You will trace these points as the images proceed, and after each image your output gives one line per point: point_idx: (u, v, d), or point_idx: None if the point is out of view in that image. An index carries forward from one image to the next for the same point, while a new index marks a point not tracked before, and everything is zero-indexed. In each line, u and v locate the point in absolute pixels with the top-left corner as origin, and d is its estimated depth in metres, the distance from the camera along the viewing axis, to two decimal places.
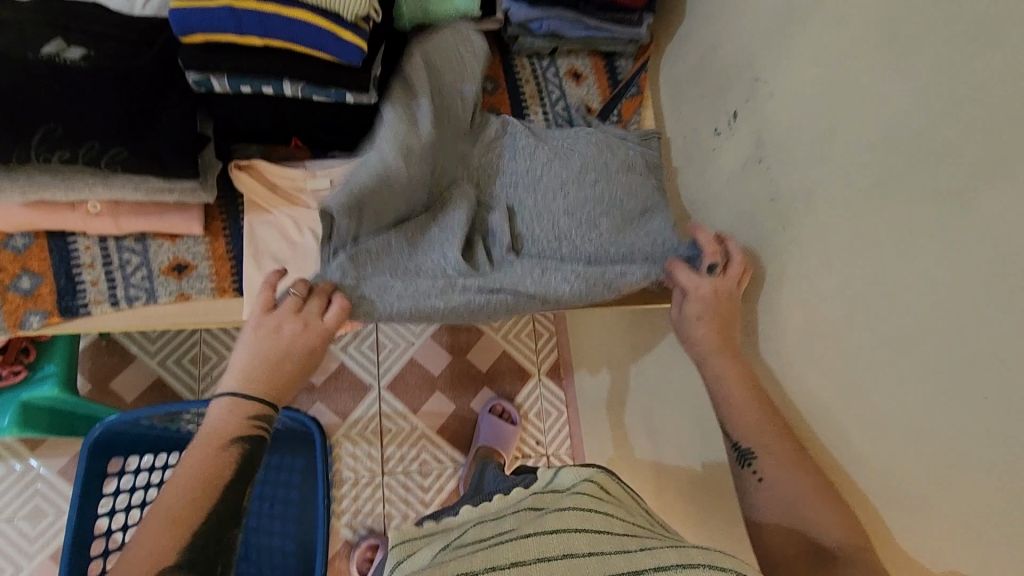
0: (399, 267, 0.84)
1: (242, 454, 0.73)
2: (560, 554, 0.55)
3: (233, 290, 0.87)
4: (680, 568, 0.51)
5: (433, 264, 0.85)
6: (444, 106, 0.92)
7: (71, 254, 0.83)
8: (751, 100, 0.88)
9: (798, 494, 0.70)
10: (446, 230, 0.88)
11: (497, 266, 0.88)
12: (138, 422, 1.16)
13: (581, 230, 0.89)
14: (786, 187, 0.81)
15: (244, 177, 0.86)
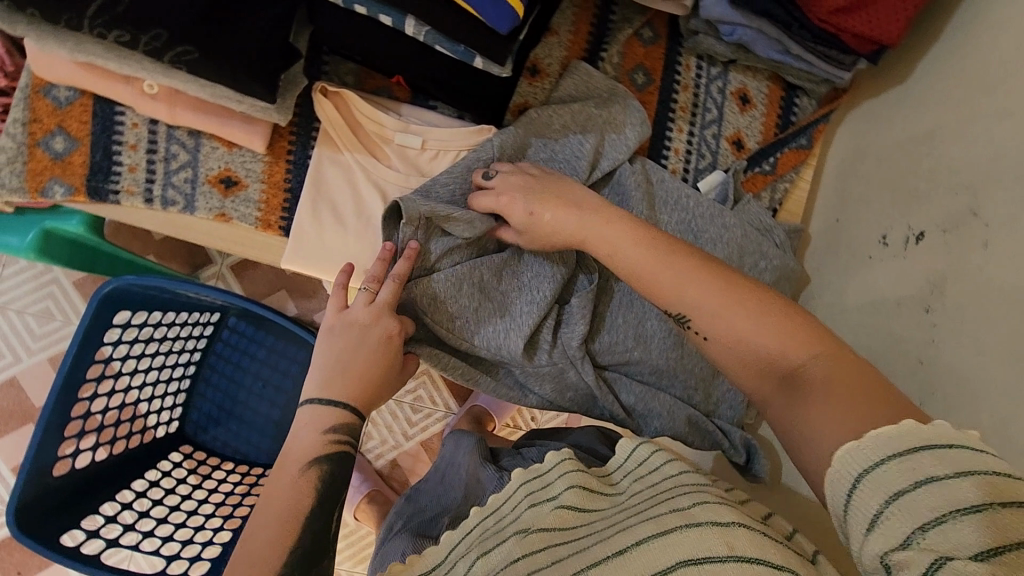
0: (456, 322, 0.75)
1: (328, 475, 0.67)
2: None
3: (279, 229, 0.76)
4: (654, 539, 0.49)
5: (492, 339, 0.77)
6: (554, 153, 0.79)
7: (116, 128, 0.72)
8: (951, 232, 0.68)
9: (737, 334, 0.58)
10: (523, 297, 0.77)
11: (558, 356, 0.79)
12: (145, 283, 1.05)
13: (662, 339, 0.82)
14: (945, 362, 0.64)
15: (327, 104, 0.73)
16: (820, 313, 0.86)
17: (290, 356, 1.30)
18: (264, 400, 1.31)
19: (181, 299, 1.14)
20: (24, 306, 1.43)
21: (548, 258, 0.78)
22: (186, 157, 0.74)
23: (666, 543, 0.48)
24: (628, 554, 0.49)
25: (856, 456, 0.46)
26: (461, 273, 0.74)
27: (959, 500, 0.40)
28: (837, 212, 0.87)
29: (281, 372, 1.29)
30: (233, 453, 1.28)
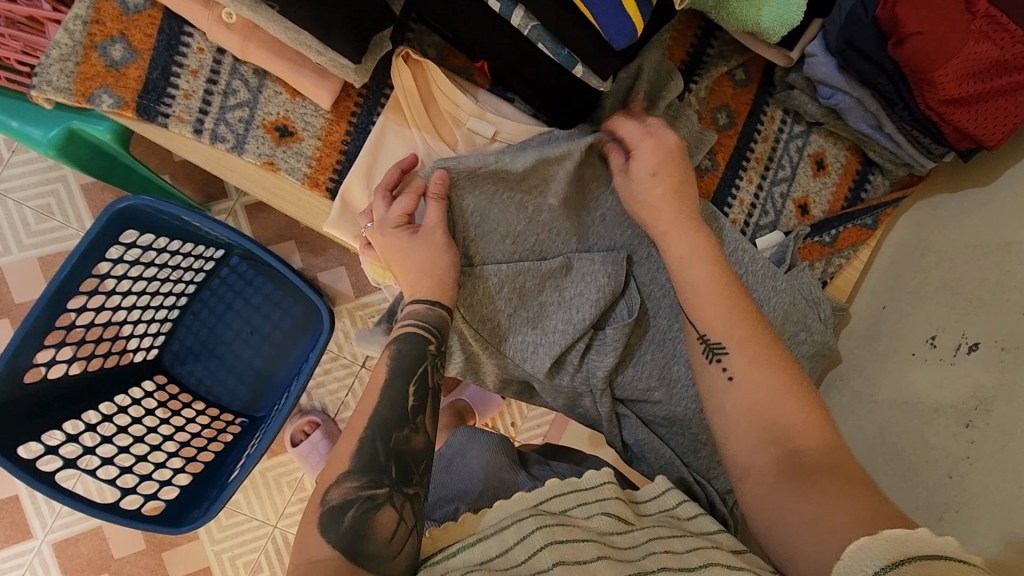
0: (487, 321, 0.72)
1: (401, 350, 0.64)
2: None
3: (324, 190, 0.72)
4: (707, 569, 0.49)
5: (521, 350, 0.73)
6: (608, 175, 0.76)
7: (179, 49, 0.67)
8: (1010, 351, 0.66)
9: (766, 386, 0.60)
10: (561, 312, 0.73)
11: (579, 382, 0.76)
12: (168, 207, 1.00)
13: (685, 387, 0.78)
14: (976, 483, 0.63)
15: (405, 72, 0.69)
16: (847, 396, 0.84)
17: (290, 309, 1.26)
18: (249, 346, 1.27)
19: (193, 230, 1.09)
20: (26, 198, 1.36)
21: (593, 275, 0.74)
22: (245, 95, 0.69)
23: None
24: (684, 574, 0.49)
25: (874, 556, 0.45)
26: (506, 275, 0.71)
27: None
28: (886, 299, 0.85)
29: (277, 324, 1.26)
30: (207, 394, 1.23)
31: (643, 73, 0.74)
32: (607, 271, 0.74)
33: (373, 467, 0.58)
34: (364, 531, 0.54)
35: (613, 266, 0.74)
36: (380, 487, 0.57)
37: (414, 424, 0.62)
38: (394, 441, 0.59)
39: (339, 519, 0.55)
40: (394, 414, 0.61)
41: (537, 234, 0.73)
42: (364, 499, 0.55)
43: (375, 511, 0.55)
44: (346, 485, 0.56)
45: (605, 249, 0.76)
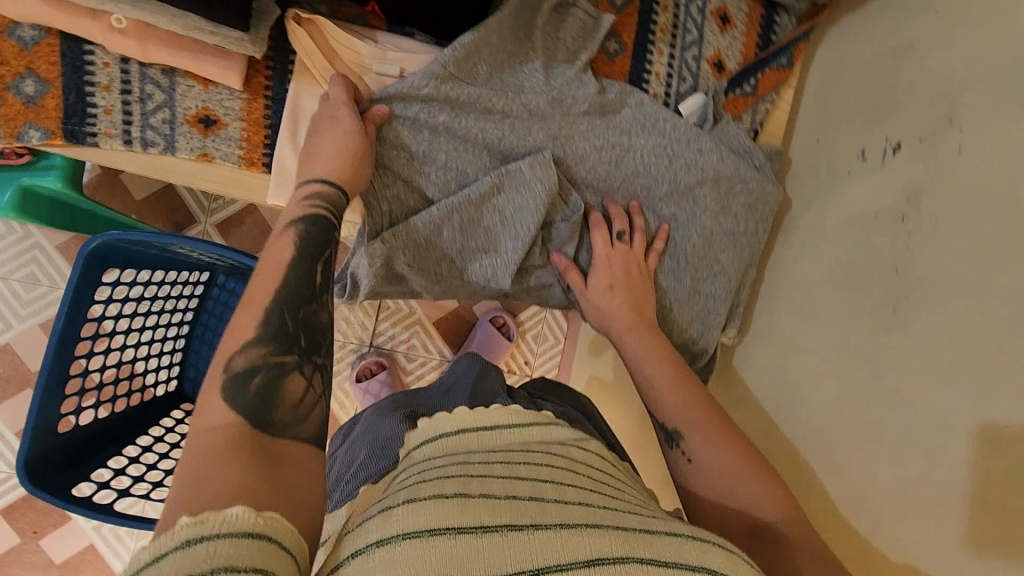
0: (440, 255, 0.78)
1: (307, 230, 0.65)
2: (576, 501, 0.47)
3: (263, 166, 0.75)
4: (691, 539, 0.44)
5: (482, 272, 0.80)
6: (508, 83, 0.78)
7: (86, 68, 0.70)
8: (928, 141, 0.69)
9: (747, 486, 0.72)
10: (507, 230, 0.79)
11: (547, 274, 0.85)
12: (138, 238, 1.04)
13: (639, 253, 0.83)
14: (918, 266, 0.67)
15: (302, 32, 0.71)
16: (803, 231, 0.88)
17: None
18: None
19: (169, 255, 1.13)
20: (9, 272, 1.42)
21: (523, 186, 0.78)
22: (162, 99, 0.72)
23: (698, 549, 0.43)
24: (651, 537, 0.43)
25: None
26: (440, 215, 0.76)
27: None
28: (818, 131, 0.88)
29: None
30: None
31: None
32: (538, 178, 0.78)
33: (280, 336, 0.57)
34: (270, 398, 0.53)
35: (541, 171, 0.78)
36: (288, 356, 0.56)
37: (321, 301, 0.62)
38: (302, 314, 0.59)
39: (244, 386, 0.53)
40: (305, 289, 0.61)
41: (460, 157, 0.78)
42: (270, 364, 0.55)
43: (283, 377, 0.55)
44: (250, 354, 0.54)
45: (528, 155, 0.79)
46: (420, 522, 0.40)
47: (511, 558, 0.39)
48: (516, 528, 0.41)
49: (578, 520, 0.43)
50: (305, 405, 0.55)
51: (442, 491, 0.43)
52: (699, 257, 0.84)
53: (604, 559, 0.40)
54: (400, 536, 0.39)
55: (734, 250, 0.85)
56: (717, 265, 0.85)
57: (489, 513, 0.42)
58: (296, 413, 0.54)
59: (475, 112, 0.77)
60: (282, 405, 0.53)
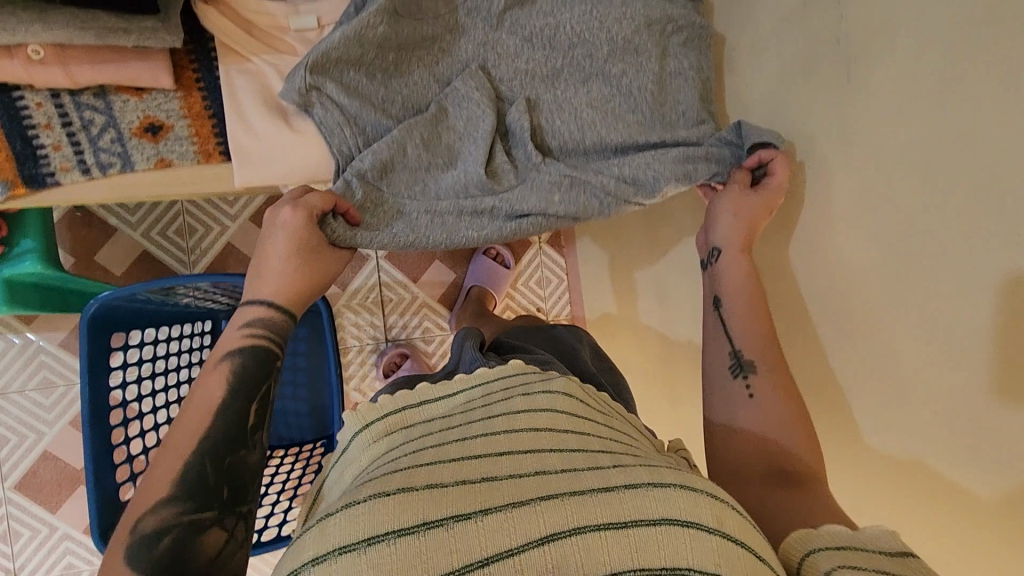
0: (413, 175, 0.79)
1: (243, 367, 0.68)
2: (531, 470, 0.51)
3: (220, 155, 0.77)
4: (651, 488, 0.49)
5: (455, 182, 0.80)
6: (425, 8, 0.78)
7: (21, 114, 0.71)
8: None
9: (775, 401, 0.74)
10: (467, 141, 0.81)
11: (522, 172, 0.82)
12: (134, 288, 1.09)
13: (603, 117, 0.84)
14: None
15: (212, 11, 0.73)
16: (743, 60, 0.90)
17: (296, 332, 1.34)
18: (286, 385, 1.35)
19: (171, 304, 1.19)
20: (23, 385, 1.48)
21: (469, 99, 0.81)
22: (102, 119, 0.73)
23: (659, 498, 0.48)
24: (609, 495, 0.47)
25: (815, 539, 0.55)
26: (401, 134, 0.77)
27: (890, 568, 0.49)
28: None
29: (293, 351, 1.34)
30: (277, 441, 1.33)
31: None
32: (474, 87, 0.81)
33: (198, 488, 0.60)
34: (183, 553, 0.57)
35: (475, 81, 0.81)
36: (207, 511, 0.59)
37: (251, 442, 0.65)
38: (223, 462, 0.62)
39: (152, 547, 0.56)
40: (232, 432, 0.64)
41: (402, 86, 0.79)
42: (184, 524, 0.58)
43: (200, 533, 0.58)
44: (160, 514, 0.58)
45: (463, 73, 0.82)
46: (390, 503, 0.47)
47: (455, 555, 0.43)
48: (462, 518, 0.45)
49: (530, 497, 0.47)
50: (230, 552, 0.59)
51: (401, 485, 0.49)
52: (659, 105, 0.86)
53: (558, 536, 0.45)
54: (359, 543, 0.44)
55: (689, 91, 0.87)
56: (679, 113, 0.87)
57: (432, 510, 0.46)
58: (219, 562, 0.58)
59: (405, 43, 0.78)
60: (200, 557, 0.57)
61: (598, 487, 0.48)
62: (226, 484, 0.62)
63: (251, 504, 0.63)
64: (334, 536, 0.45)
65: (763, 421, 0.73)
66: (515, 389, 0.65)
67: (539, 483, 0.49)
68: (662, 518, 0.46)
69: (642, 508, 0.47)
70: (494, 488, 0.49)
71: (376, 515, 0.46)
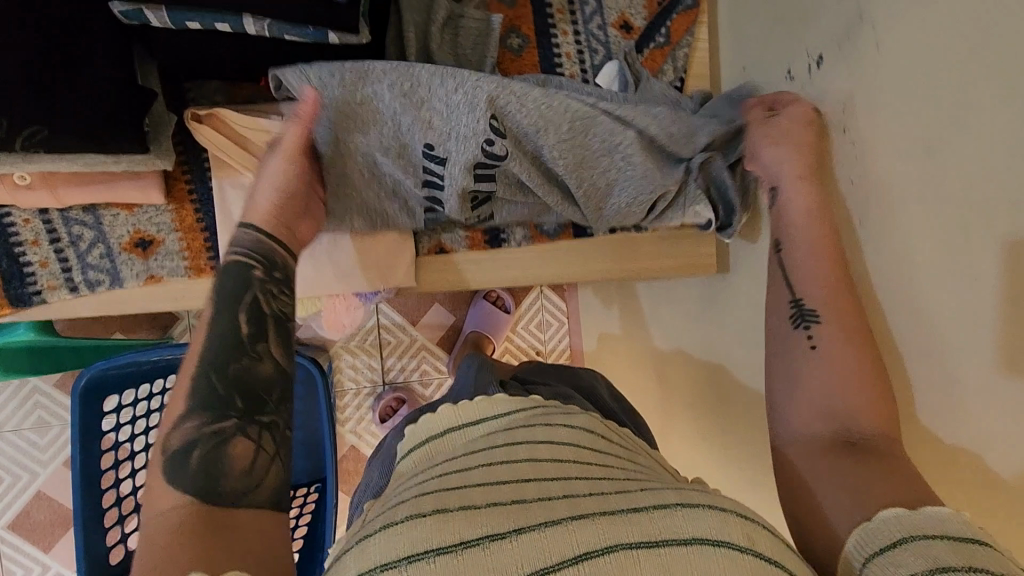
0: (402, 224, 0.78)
1: (223, 283, 0.65)
2: (560, 494, 0.50)
3: (211, 270, 0.75)
4: (679, 507, 0.48)
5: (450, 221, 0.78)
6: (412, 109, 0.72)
7: (8, 230, 0.69)
8: (845, 45, 0.68)
9: (843, 363, 0.64)
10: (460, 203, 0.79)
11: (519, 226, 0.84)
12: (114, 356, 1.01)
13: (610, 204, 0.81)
14: (870, 173, 0.67)
15: (205, 127, 0.70)
16: None
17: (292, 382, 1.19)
18: None
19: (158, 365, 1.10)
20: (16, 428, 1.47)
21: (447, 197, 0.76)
22: (89, 232, 0.71)
23: (689, 517, 0.47)
24: (639, 515, 0.47)
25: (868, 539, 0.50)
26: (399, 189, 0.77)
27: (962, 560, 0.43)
28: (740, 58, 0.86)
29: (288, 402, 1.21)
30: None
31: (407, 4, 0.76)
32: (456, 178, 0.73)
33: (213, 403, 0.57)
34: (210, 470, 0.52)
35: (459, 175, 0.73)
36: (227, 420, 0.56)
37: (255, 352, 0.61)
38: (232, 372, 0.58)
39: (184, 463, 0.53)
40: (229, 350, 0.60)
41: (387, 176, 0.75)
42: (204, 435, 0.54)
43: (224, 445, 0.54)
44: (183, 428, 0.55)
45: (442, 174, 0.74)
46: (427, 525, 0.46)
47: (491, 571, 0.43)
48: (497, 537, 0.45)
49: (561, 515, 0.46)
50: (259, 465, 0.55)
51: (425, 510, 0.48)
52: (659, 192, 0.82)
53: (593, 552, 0.44)
54: (401, 563, 0.43)
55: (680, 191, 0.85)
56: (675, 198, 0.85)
57: (469, 528, 0.46)
58: (251, 477, 0.54)
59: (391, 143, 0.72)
60: (231, 469, 0.53)
61: (627, 508, 0.48)
62: (235, 392, 0.58)
63: (272, 416, 0.59)
64: (375, 557, 0.45)
65: (814, 402, 0.64)
66: (537, 419, 0.65)
67: (574, 505, 0.48)
68: (690, 533, 0.45)
69: (672, 523, 0.46)
70: (527, 509, 0.48)
71: (415, 540, 0.45)
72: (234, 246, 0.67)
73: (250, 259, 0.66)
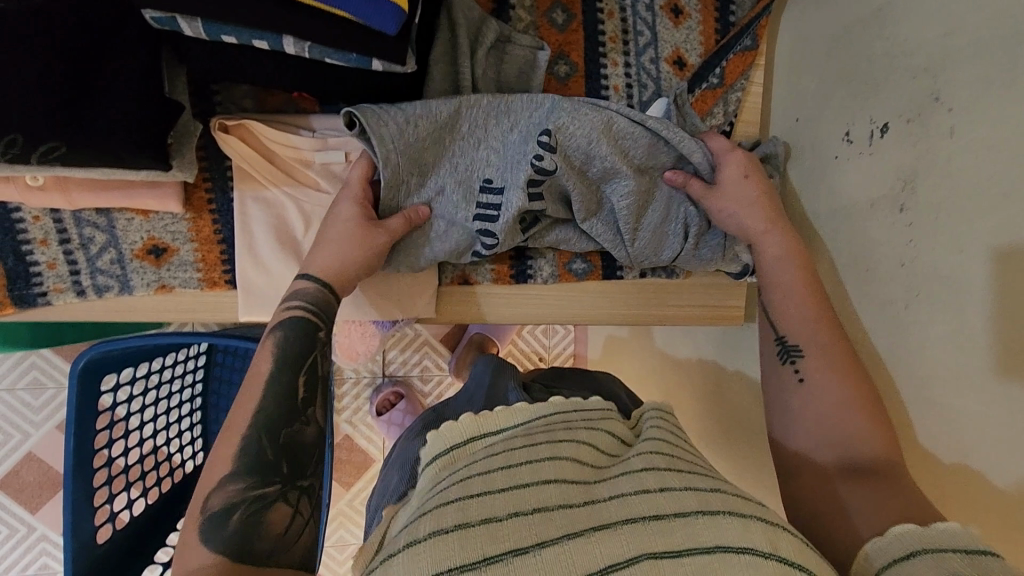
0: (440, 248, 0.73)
1: (287, 340, 0.65)
2: (581, 503, 0.50)
3: (225, 283, 0.72)
4: (699, 515, 0.47)
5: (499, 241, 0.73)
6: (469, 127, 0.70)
7: (17, 227, 0.65)
8: (916, 122, 0.65)
9: (832, 394, 0.65)
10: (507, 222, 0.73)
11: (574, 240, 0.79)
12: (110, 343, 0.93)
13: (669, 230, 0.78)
14: (923, 259, 0.64)
15: (231, 137, 0.67)
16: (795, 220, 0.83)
17: None
18: None
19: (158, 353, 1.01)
20: None
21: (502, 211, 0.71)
22: (101, 236, 0.68)
23: (709, 525, 0.46)
24: (661, 523, 0.47)
25: (883, 552, 0.49)
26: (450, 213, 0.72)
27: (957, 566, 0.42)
28: (797, 109, 0.82)
29: None
30: None
31: (460, 24, 0.72)
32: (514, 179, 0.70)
33: (259, 466, 0.57)
34: (255, 530, 0.53)
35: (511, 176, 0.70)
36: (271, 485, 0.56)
37: (304, 417, 0.62)
38: (282, 438, 0.59)
39: (224, 523, 0.53)
40: (281, 409, 0.60)
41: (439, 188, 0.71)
42: (250, 500, 0.54)
43: (269, 507, 0.55)
44: (227, 488, 0.54)
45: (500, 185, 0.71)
46: (449, 537, 0.46)
47: None
48: (521, 552, 0.44)
49: (584, 528, 0.46)
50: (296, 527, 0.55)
51: (448, 524, 0.47)
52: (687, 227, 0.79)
53: (618, 565, 0.43)
54: None
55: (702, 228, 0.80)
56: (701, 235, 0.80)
57: (493, 545, 0.45)
58: (287, 537, 0.54)
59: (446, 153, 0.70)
60: (270, 530, 0.53)
61: (649, 516, 0.47)
62: (284, 456, 0.59)
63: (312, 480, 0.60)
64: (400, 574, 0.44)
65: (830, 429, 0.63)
66: (556, 425, 0.62)
67: (596, 515, 0.48)
68: (711, 540, 0.45)
69: (695, 535, 0.46)
70: (552, 520, 0.47)
71: (437, 556, 0.44)
72: (294, 296, 0.67)
73: (313, 321, 0.66)
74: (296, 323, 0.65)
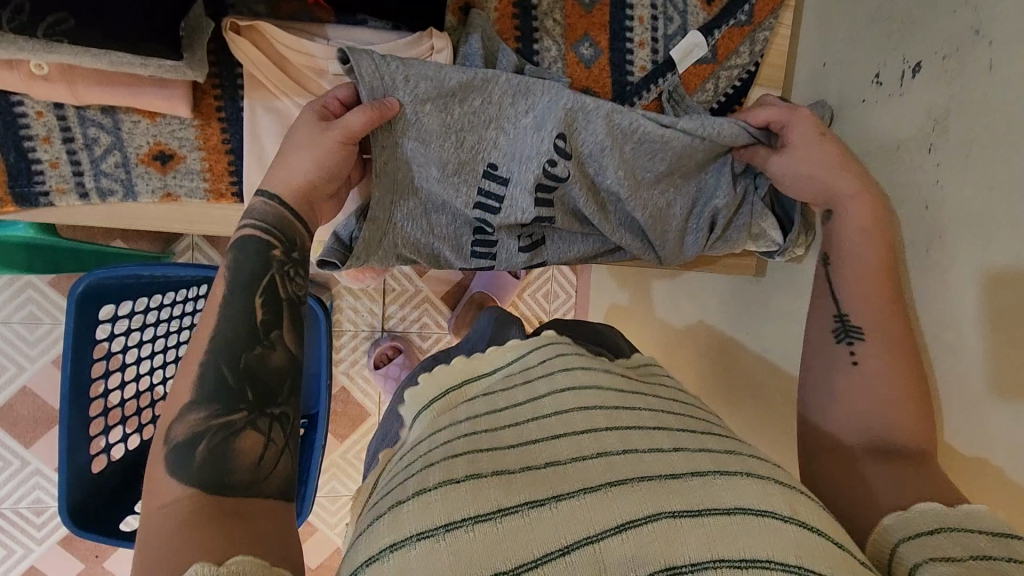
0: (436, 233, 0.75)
1: (242, 257, 0.59)
2: (592, 454, 0.46)
3: (233, 196, 0.71)
4: (716, 476, 0.44)
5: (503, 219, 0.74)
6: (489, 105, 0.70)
7: (19, 121, 0.63)
8: (952, 58, 0.63)
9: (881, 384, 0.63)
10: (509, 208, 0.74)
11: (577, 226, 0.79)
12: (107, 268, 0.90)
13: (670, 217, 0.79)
14: (948, 200, 0.63)
15: (244, 40, 0.64)
16: None
17: None
18: None
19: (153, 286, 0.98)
20: None
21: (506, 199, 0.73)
22: (105, 137, 0.66)
23: (728, 488, 0.43)
24: (677, 483, 0.44)
25: (904, 526, 0.49)
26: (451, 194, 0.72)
27: (978, 549, 0.43)
28: (824, 51, 0.80)
29: None
30: None
31: None
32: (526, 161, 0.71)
33: (221, 393, 0.52)
34: (220, 461, 0.48)
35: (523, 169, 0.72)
36: (237, 411, 0.51)
37: (268, 340, 0.56)
38: (244, 360, 0.53)
39: (189, 456, 0.48)
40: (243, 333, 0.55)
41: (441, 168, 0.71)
42: (215, 428, 0.49)
43: (234, 437, 0.50)
44: (189, 418, 0.50)
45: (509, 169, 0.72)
46: (453, 493, 0.43)
47: (522, 549, 0.39)
48: (536, 505, 0.42)
49: (600, 483, 0.43)
50: (269, 458, 0.50)
51: (453, 477, 0.44)
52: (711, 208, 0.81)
53: (632, 523, 0.40)
54: (412, 538, 0.40)
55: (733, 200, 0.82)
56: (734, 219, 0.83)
57: (506, 498, 0.42)
58: (261, 470, 0.49)
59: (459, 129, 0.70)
60: (238, 462, 0.48)
61: (663, 475, 0.44)
62: (248, 381, 0.53)
63: (282, 407, 0.54)
64: (410, 524, 0.41)
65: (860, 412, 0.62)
66: (553, 365, 0.57)
67: (606, 470, 0.44)
68: (727, 503, 0.42)
69: (712, 495, 0.43)
70: (559, 476, 0.44)
71: (443, 509, 0.41)
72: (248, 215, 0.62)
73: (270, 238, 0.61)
74: (249, 247, 0.59)
